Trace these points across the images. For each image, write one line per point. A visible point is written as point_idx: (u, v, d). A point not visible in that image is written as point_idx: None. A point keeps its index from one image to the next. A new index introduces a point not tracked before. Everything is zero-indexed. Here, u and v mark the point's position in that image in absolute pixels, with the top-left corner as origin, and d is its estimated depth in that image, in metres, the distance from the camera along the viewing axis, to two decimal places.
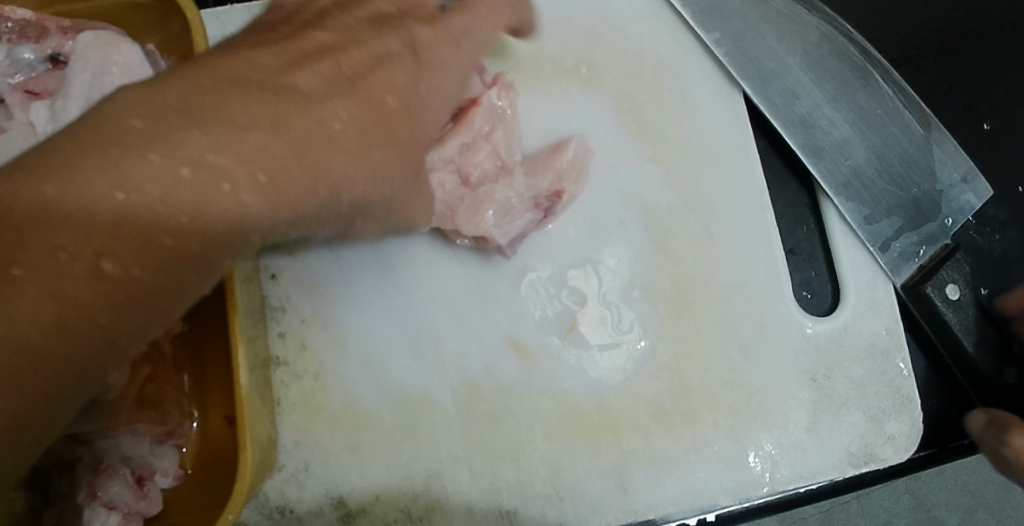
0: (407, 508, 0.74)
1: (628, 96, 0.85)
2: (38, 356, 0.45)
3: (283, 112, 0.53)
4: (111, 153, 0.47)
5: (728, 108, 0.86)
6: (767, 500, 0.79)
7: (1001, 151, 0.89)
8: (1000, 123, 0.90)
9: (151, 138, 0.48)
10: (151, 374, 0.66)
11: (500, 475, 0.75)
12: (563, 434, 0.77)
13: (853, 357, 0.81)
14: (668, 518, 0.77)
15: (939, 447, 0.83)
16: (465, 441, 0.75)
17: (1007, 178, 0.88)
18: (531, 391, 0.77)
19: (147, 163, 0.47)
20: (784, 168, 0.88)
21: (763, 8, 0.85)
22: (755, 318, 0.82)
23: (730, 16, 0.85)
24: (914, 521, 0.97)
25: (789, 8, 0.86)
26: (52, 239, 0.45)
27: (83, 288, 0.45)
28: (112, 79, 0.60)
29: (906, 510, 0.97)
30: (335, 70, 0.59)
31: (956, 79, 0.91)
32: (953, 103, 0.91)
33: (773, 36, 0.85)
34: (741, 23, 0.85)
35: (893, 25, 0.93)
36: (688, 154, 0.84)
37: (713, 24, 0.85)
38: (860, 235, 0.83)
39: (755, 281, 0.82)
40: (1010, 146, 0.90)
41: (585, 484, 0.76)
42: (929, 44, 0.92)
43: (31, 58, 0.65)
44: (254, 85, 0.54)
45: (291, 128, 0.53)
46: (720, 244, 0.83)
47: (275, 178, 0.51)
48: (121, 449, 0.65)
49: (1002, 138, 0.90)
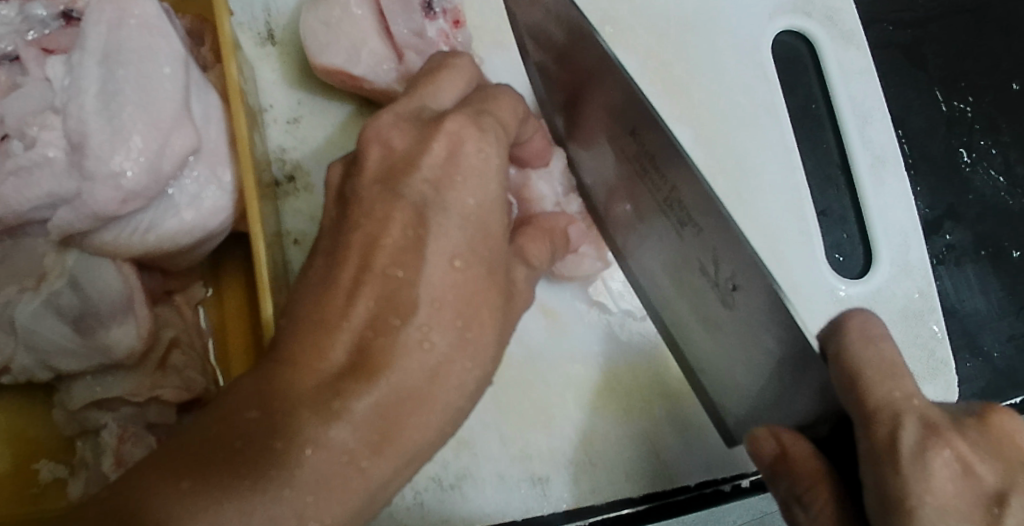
0: (437, 477, 0.71)
1: (656, 56, 0.83)
2: (214, 459, 0.46)
3: (461, 246, 0.53)
4: (320, 295, 0.52)
5: (755, 68, 0.84)
6: None
7: (749, 320, 0.59)
8: None
9: (334, 273, 0.53)
10: (175, 340, 0.64)
11: (532, 442, 0.73)
12: (597, 398, 0.75)
13: (887, 319, 0.81)
14: (701, 483, 0.74)
15: None
16: (496, 408, 0.73)
17: None
18: (561, 358, 0.75)
19: (343, 314, 0.51)
20: (814, 127, 0.86)
21: None
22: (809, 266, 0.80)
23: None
24: None
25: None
26: (270, 376, 0.49)
27: (276, 400, 0.48)
28: (129, 31, 0.57)
29: None
30: (440, 151, 0.55)
31: (660, 210, 0.64)
32: (702, 248, 0.61)
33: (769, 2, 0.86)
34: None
35: (582, 104, 0.69)
36: (716, 114, 0.83)
37: None
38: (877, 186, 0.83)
39: (785, 240, 0.81)
40: None
41: (620, 450, 0.74)
42: (589, 137, 0.70)
43: (44, 15, 0.62)
44: (403, 169, 0.55)
45: (468, 242, 0.54)
46: (749, 205, 0.81)
47: (478, 331, 0.53)
48: (148, 415, 0.63)
49: (748, 299, 0.59)
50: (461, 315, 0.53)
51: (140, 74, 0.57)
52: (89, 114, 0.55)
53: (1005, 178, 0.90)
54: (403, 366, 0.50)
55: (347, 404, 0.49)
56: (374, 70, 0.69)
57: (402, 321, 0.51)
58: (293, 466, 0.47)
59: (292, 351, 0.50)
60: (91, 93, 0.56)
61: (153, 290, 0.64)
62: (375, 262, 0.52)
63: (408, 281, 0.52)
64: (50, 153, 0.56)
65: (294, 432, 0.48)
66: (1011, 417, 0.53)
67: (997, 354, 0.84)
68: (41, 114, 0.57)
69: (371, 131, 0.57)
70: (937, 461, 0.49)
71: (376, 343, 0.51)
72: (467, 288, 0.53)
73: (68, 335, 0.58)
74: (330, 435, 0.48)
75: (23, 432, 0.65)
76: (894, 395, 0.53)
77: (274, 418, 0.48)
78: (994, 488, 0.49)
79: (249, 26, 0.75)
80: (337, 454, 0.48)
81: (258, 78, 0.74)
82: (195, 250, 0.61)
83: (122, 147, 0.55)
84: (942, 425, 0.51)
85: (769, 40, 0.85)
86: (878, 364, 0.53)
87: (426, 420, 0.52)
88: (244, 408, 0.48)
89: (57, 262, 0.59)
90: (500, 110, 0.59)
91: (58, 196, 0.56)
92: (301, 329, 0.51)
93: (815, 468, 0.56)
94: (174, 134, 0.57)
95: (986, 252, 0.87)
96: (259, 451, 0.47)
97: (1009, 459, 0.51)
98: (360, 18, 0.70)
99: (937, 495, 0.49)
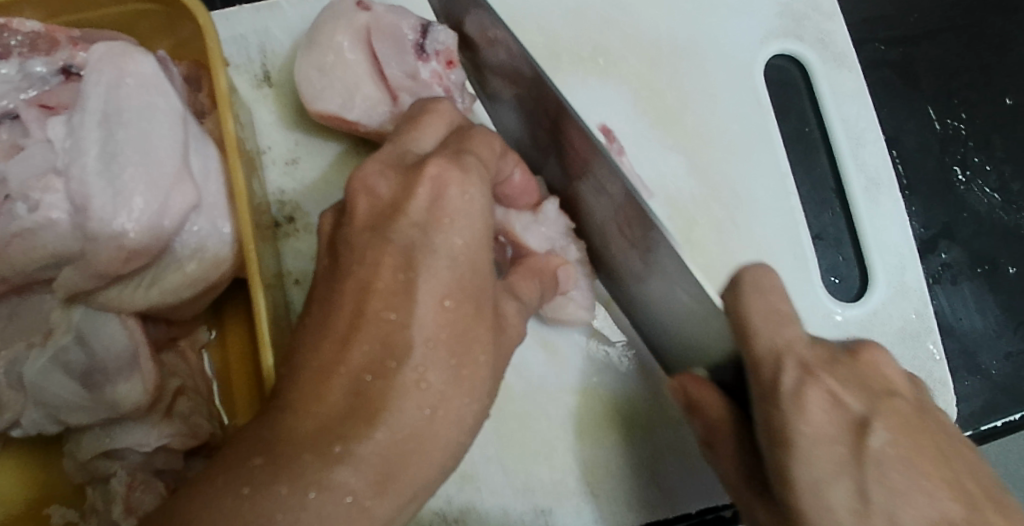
0: (442, 510, 0.72)
1: (646, 83, 0.84)
2: (220, 506, 0.47)
3: (457, 293, 0.54)
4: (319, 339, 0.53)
5: (746, 92, 0.85)
6: None
7: (697, 309, 0.63)
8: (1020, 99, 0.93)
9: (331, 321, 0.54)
10: (181, 387, 0.65)
11: (534, 474, 0.74)
12: (597, 427, 0.76)
13: (884, 341, 0.81)
14: (704, 511, 0.76)
15: (974, 430, 0.83)
16: (498, 441, 0.75)
17: None
18: (562, 389, 0.76)
19: (340, 362, 0.52)
20: (807, 152, 0.87)
21: (751, 5, 0.87)
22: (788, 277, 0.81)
23: (719, 14, 0.86)
24: None
25: (782, 9, 0.87)
26: (271, 425, 0.51)
27: (275, 447, 0.50)
28: (127, 90, 0.59)
29: None
30: (430, 198, 0.55)
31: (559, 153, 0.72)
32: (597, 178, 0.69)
33: (758, 24, 0.87)
34: (722, 20, 0.86)
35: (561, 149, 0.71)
36: (709, 140, 0.83)
37: (709, 14, 0.86)
38: (862, 198, 0.84)
39: (781, 262, 0.81)
40: None
41: (621, 478, 0.75)
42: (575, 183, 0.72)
43: (44, 71, 0.64)
44: (392, 216, 0.56)
45: (465, 286, 0.55)
46: (745, 232, 0.82)
47: (472, 368, 0.54)
48: (156, 462, 0.64)
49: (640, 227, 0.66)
50: (455, 353, 0.54)
51: (139, 133, 0.58)
52: (91, 175, 0.57)
53: (1000, 195, 0.89)
54: (401, 410, 0.52)
55: (348, 448, 0.50)
56: (367, 113, 0.70)
57: (398, 363, 0.52)
58: (296, 506, 0.48)
59: (291, 401, 0.52)
60: (92, 154, 0.57)
61: (158, 339, 0.65)
62: (366, 309, 0.53)
63: (402, 326, 0.53)
64: (54, 216, 0.57)
65: (295, 477, 0.48)
66: (882, 350, 0.56)
67: (995, 371, 0.84)
68: (44, 176, 0.57)
69: (358, 178, 0.58)
70: (812, 400, 0.51)
71: (371, 395, 0.52)
72: (460, 333, 0.54)
73: (74, 390, 0.60)
74: (333, 477, 0.49)
75: (37, 478, 0.67)
76: (778, 342, 0.55)
77: (274, 461, 0.49)
78: (861, 415, 0.51)
79: (245, 68, 0.76)
80: (340, 494, 0.49)
81: (255, 121, 0.76)
82: (198, 301, 0.62)
83: (123, 208, 0.56)
84: (817, 367, 0.53)
85: (761, 64, 0.86)
86: (764, 314, 0.56)
87: (428, 457, 0.52)
88: (248, 455, 0.50)
89: (63, 318, 0.60)
90: (484, 153, 0.60)
91: (62, 256, 0.57)
92: (296, 381, 0.52)
93: (719, 415, 0.62)
94: (173, 192, 0.58)
95: (983, 270, 0.87)
96: (261, 492, 0.48)
97: (875, 389, 0.53)
98: (354, 63, 0.70)
99: (811, 427, 0.51)
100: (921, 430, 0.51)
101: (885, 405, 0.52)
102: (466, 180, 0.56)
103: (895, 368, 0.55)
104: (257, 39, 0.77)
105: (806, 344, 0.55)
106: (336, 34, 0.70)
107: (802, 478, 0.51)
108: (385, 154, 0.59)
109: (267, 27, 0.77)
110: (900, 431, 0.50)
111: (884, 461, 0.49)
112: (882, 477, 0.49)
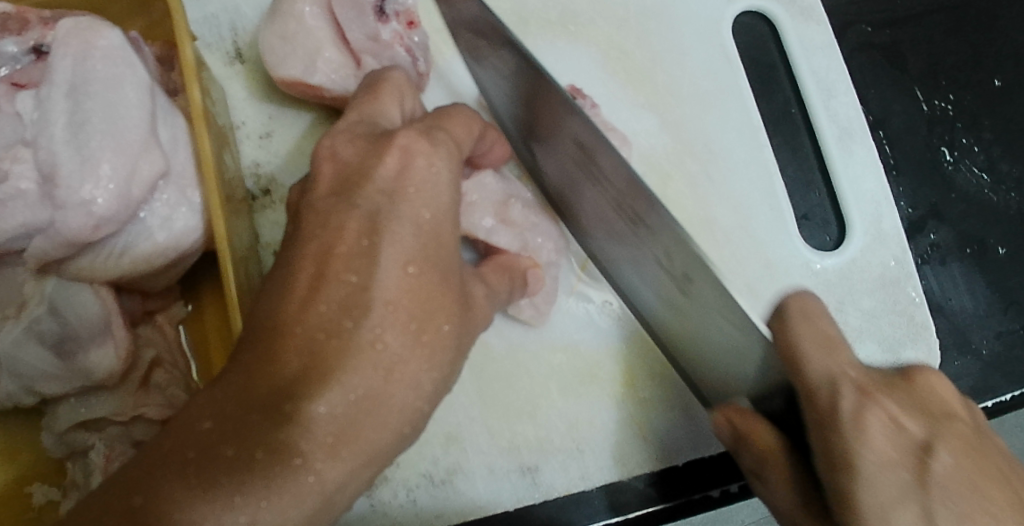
0: (427, 473, 0.73)
1: (617, 45, 0.84)
2: (165, 474, 0.46)
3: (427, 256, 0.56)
4: (276, 298, 0.53)
5: (716, 49, 0.85)
6: None
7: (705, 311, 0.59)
8: (1009, 79, 0.90)
9: (290, 281, 0.54)
10: (156, 359, 0.66)
11: (518, 433, 0.75)
12: (580, 387, 0.76)
13: (863, 289, 0.81)
14: (693, 491, 0.76)
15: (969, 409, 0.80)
16: (481, 403, 0.75)
17: (1021, 135, 0.88)
18: (543, 348, 0.77)
19: (298, 319, 0.52)
20: (780, 107, 0.87)
21: None
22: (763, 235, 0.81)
23: None
24: None
25: None
26: (222, 392, 0.50)
27: (225, 414, 0.49)
28: (93, 62, 0.59)
29: None
30: (400, 168, 0.57)
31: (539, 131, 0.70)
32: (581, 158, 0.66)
33: None
34: None
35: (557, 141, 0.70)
36: (680, 98, 0.84)
37: None
38: (835, 146, 0.84)
39: (758, 216, 0.82)
40: (1019, 101, 0.89)
41: (605, 435, 0.75)
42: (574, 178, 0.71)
43: (15, 51, 0.64)
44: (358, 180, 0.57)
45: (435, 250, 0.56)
46: (720, 187, 0.82)
47: (433, 335, 0.55)
48: (132, 434, 0.65)
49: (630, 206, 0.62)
50: (415, 319, 0.55)
51: (106, 103, 0.59)
52: (58, 145, 0.58)
53: (988, 173, 0.87)
54: (360, 367, 0.52)
55: (303, 410, 0.50)
56: (330, 77, 0.71)
57: (355, 323, 0.53)
58: (243, 472, 0.48)
59: (246, 368, 0.51)
60: (59, 124, 0.59)
61: (133, 312, 0.66)
62: (326, 264, 0.54)
63: (365, 279, 0.54)
64: (23, 186, 0.58)
65: (241, 445, 0.48)
66: (935, 374, 0.54)
67: (986, 351, 0.81)
68: (12, 148, 0.59)
69: (330, 150, 0.59)
70: (872, 423, 0.49)
71: (331, 350, 0.52)
72: (425, 292, 0.55)
73: (50, 361, 0.61)
74: (283, 440, 0.49)
75: (23, 456, 0.68)
76: (834, 368, 0.52)
77: (224, 428, 0.48)
78: (919, 437, 0.49)
79: (217, 46, 0.77)
80: (289, 458, 0.49)
81: (228, 96, 0.76)
82: (170, 271, 0.63)
83: (91, 176, 0.57)
84: (874, 389, 0.51)
85: (730, 22, 0.86)
86: (816, 335, 0.53)
87: (385, 419, 0.54)
88: (196, 422, 0.49)
89: (35, 290, 0.62)
90: (453, 127, 0.61)
91: (33, 226, 0.58)
92: (252, 349, 0.52)
93: (770, 446, 0.57)
94: (142, 159, 0.59)
95: (971, 251, 0.84)
96: (208, 459, 0.47)
97: (932, 410, 0.51)
98: (315, 29, 0.72)
99: (871, 449, 0.49)
100: (979, 448, 0.49)
101: (946, 429, 0.50)
102: (434, 158, 0.58)
103: (951, 389, 0.53)
104: (228, 17, 0.78)
105: (857, 364, 0.53)
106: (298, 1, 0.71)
107: (866, 499, 0.48)
108: (354, 125, 0.60)
109: (237, 6, 0.78)
110: (963, 456, 0.48)
111: (951, 485, 0.47)
112: (947, 500, 0.47)
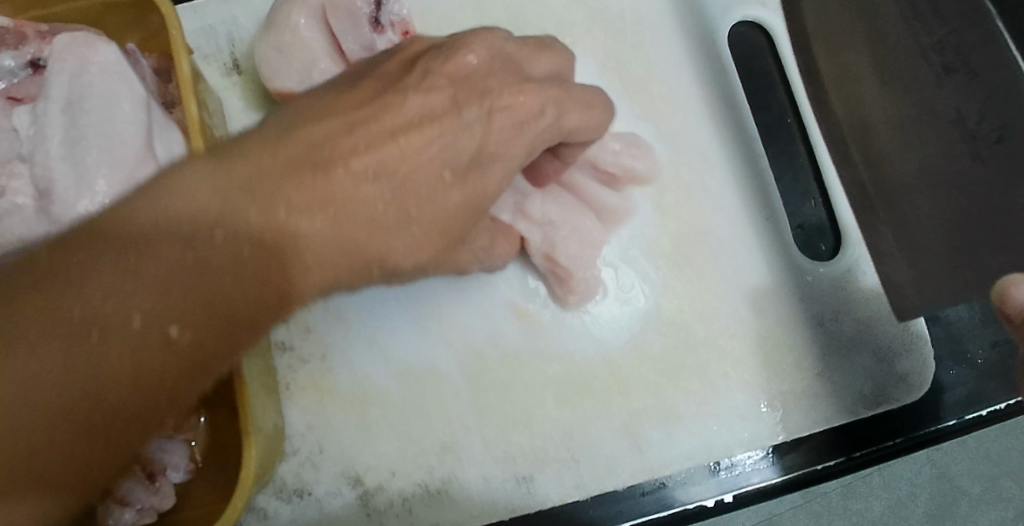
0: (423, 482, 0.73)
1: (614, 55, 0.85)
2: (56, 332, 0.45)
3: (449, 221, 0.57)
4: (295, 169, 0.51)
5: (713, 60, 0.86)
6: (784, 480, 0.76)
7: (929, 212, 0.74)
8: None
9: (315, 153, 0.52)
10: None
11: (513, 442, 0.75)
12: (573, 395, 0.77)
13: (857, 298, 0.81)
14: (686, 500, 0.75)
15: (958, 419, 0.79)
16: (476, 411, 0.75)
17: None
18: (537, 357, 0.77)
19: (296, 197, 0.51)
20: (776, 117, 0.87)
21: None
22: (757, 245, 0.82)
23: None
24: (936, 491, 0.97)
25: None
26: (157, 240, 0.47)
27: (151, 279, 0.47)
28: (90, 78, 0.60)
29: (928, 482, 0.97)
30: None
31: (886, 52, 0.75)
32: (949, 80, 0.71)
33: None
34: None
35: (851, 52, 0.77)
36: (676, 108, 0.84)
37: None
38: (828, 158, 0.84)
39: (753, 227, 0.82)
40: None
41: (599, 444, 0.76)
42: (869, 92, 0.76)
43: (12, 65, 0.65)
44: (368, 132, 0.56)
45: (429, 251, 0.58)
46: (716, 196, 0.82)
47: None
48: None
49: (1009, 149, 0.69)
50: (435, 228, 0.56)
51: (101, 119, 0.59)
52: (54, 160, 0.59)
53: None
54: (316, 269, 0.52)
55: (229, 297, 0.49)
56: None
57: (387, 205, 0.54)
58: (140, 356, 0.47)
59: (185, 221, 0.48)
60: (55, 140, 0.59)
61: None
62: (369, 149, 0.54)
63: (396, 184, 0.55)
64: (20, 201, 0.60)
65: (150, 324, 0.47)
66: None
67: (982, 359, 0.81)
68: (11, 164, 0.61)
69: None
70: None
71: (312, 234, 0.51)
72: (441, 220, 0.57)
73: None
74: (196, 316, 0.48)
75: None
76: None
77: (139, 298, 0.46)
78: None
79: (215, 58, 0.78)
80: (188, 340, 0.48)
81: (224, 107, 0.77)
82: None
83: (86, 192, 0.58)
84: None
85: (725, 32, 0.86)
86: None
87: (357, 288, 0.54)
88: (114, 278, 0.46)
89: None
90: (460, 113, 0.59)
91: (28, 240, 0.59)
92: (198, 208, 0.49)
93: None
94: (137, 175, 0.59)
95: None
96: (110, 328, 0.46)
97: None
98: (312, 41, 0.72)
99: None
100: None
101: None
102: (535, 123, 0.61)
103: None
104: (225, 28, 0.78)
105: None
106: (294, 14, 0.72)
107: None
108: None
109: (234, 16, 0.78)
110: None
111: None
112: None
